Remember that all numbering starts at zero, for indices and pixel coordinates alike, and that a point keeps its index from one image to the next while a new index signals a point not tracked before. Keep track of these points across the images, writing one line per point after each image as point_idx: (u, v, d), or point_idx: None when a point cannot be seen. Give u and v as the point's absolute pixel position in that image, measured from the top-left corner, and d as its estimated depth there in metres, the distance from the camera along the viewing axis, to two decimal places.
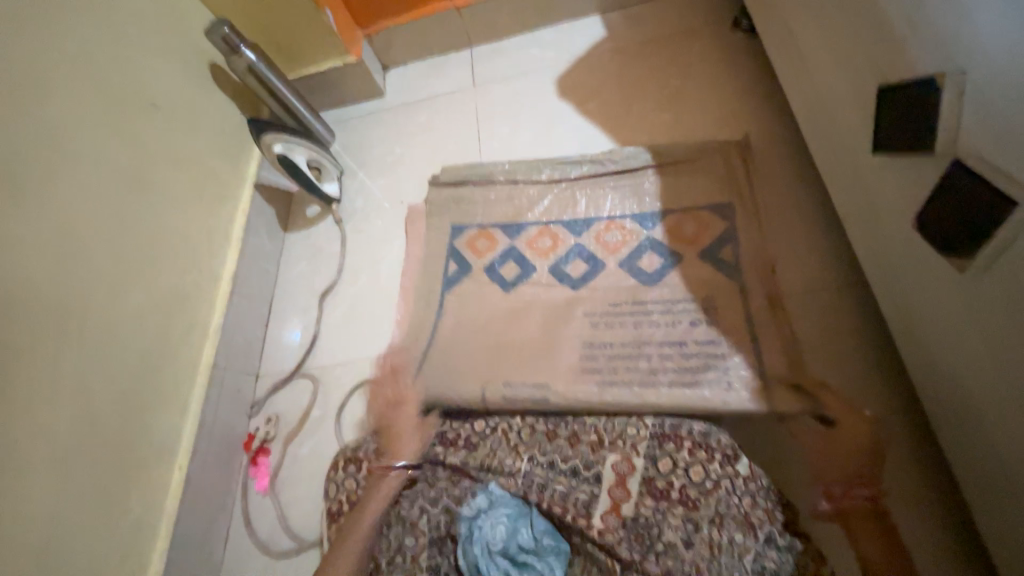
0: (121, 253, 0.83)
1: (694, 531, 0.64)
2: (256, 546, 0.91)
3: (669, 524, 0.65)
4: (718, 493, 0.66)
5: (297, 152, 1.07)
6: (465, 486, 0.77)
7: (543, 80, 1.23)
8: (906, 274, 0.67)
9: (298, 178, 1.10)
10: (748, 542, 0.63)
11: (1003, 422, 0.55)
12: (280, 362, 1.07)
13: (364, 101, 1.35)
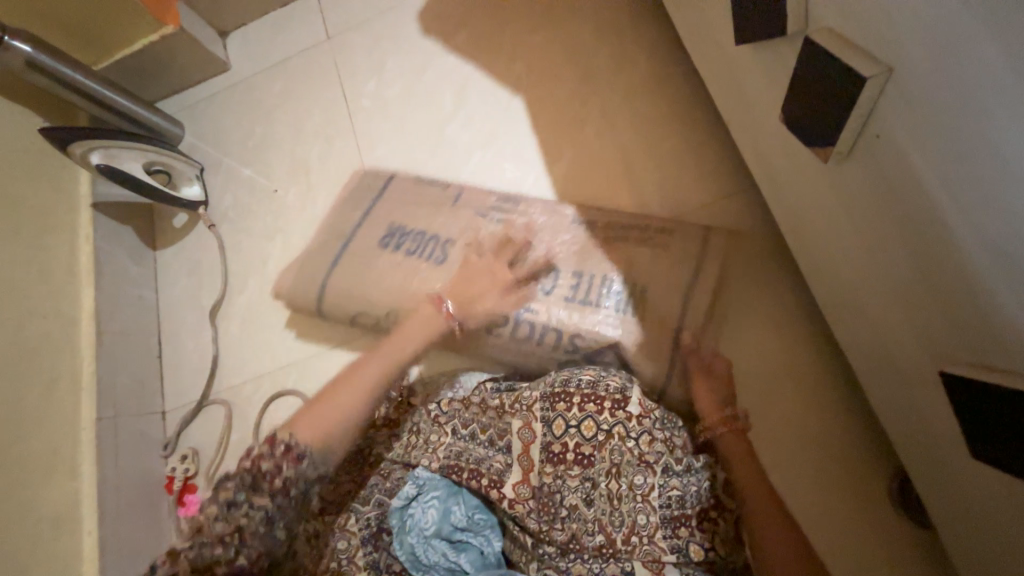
0: None
1: (591, 489, 0.65)
2: None
3: (569, 488, 0.65)
4: (612, 443, 0.65)
5: (126, 157, 0.91)
6: (396, 477, 0.73)
7: (404, 16, 1.06)
8: (802, 193, 0.60)
9: (141, 186, 0.94)
10: (649, 480, 0.63)
11: (901, 349, 0.52)
12: (184, 395, 0.97)
13: (207, 79, 1.16)
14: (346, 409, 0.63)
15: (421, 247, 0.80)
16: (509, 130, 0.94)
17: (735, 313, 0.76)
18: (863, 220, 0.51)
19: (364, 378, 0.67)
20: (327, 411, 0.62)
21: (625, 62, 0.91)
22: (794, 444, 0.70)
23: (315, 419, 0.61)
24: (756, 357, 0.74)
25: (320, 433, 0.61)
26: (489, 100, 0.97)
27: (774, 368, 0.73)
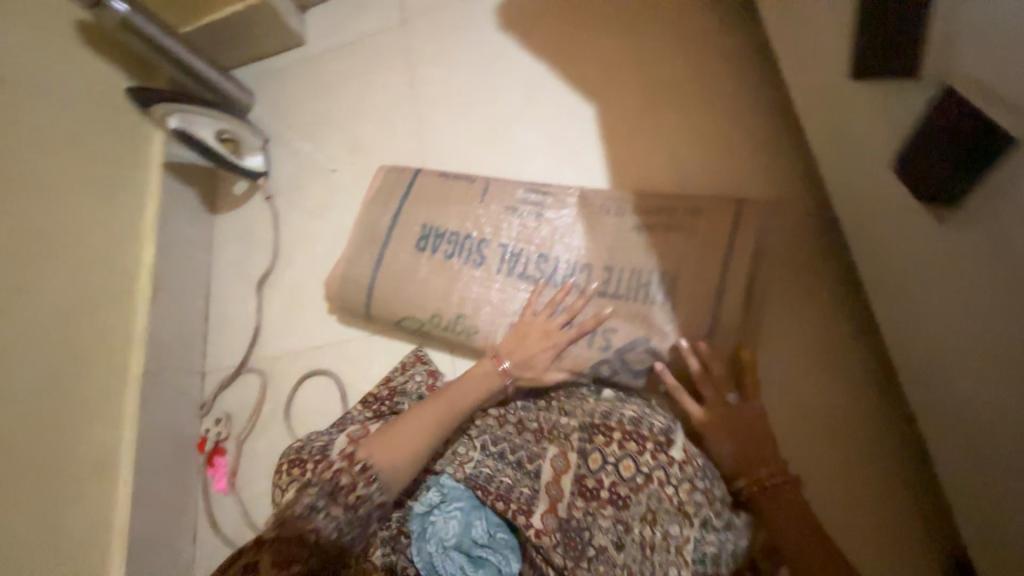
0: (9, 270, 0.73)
1: (624, 532, 0.62)
2: (220, 549, 0.89)
3: (599, 527, 0.63)
4: (650, 487, 0.63)
5: (201, 124, 0.94)
6: (418, 479, 0.72)
7: (481, 8, 1.04)
8: (899, 260, 0.56)
9: (210, 153, 0.97)
10: (685, 531, 0.60)
11: (997, 446, 0.48)
12: (224, 359, 1.00)
13: (283, 52, 1.17)
14: (411, 440, 0.64)
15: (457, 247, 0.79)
16: (577, 139, 0.90)
17: (790, 368, 0.73)
18: (971, 304, 0.46)
19: (428, 411, 0.67)
20: (397, 442, 0.64)
21: (711, 81, 0.86)
22: (839, 513, 0.68)
23: (386, 448, 0.63)
24: (810, 418, 0.71)
25: (389, 460, 0.63)
26: (560, 105, 0.93)
27: (829, 430, 0.70)
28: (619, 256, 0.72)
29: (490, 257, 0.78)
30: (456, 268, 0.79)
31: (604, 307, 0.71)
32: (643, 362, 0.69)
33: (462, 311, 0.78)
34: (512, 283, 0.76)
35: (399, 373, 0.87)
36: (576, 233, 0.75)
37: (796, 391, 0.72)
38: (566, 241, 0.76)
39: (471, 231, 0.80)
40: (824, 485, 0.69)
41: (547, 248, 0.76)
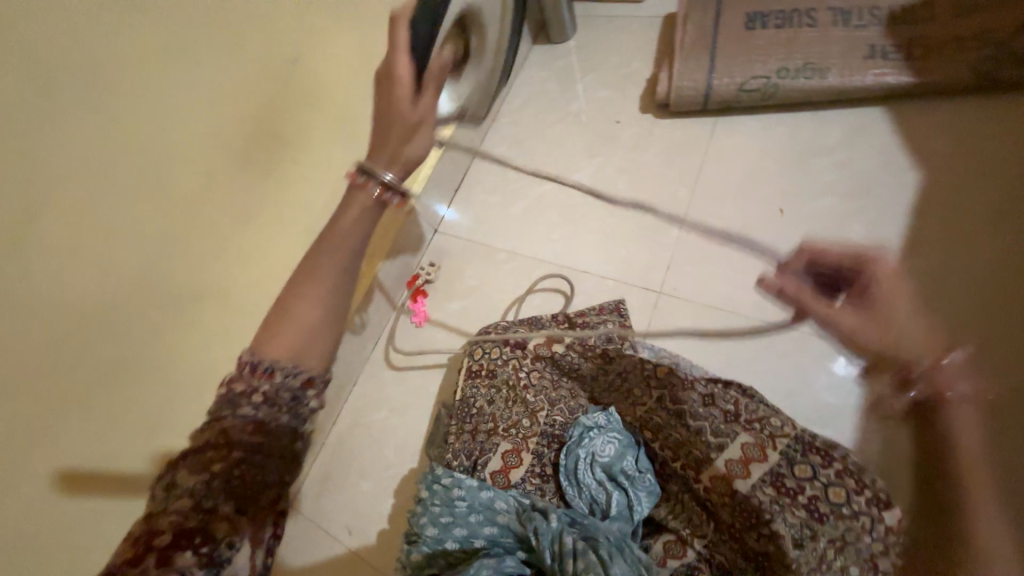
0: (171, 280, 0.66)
1: (808, 537, 0.61)
2: (387, 365, 1.06)
3: (784, 518, 0.63)
4: (855, 524, 0.60)
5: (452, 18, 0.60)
6: (581, 403, 0.80)
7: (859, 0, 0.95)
8: None
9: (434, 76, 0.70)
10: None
11: None
12: (455, 227, 1.14)
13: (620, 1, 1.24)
14: (308, 313, 0.47)
15: (756, 83, 0.96)
16: (881, 195, 0.88)
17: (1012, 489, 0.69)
18: None
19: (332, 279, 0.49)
20: (286, 323, 0.47)
21: None
22: None
23: (281, 335, 0.47)
24: None
25: (302, 349, 0.47)
26: (883, 157, 0.91)
27: None
28: (829, 66, 0.93)
29: (788, 76, 0.94)
30: (760, 71, 0.96)
31: (878, 76, 0.90)
32: (793, 54, 0.95)
33: (759, 81, 0.96)
34: (837, 73, 0.92)
35: (594, 311, 0.87)
36: (883, 63, 0.90)
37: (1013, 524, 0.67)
38: (874, 66, 0.91)
39: (771, 72, 0.95)
40: None
41: (863, 61, 0.91)
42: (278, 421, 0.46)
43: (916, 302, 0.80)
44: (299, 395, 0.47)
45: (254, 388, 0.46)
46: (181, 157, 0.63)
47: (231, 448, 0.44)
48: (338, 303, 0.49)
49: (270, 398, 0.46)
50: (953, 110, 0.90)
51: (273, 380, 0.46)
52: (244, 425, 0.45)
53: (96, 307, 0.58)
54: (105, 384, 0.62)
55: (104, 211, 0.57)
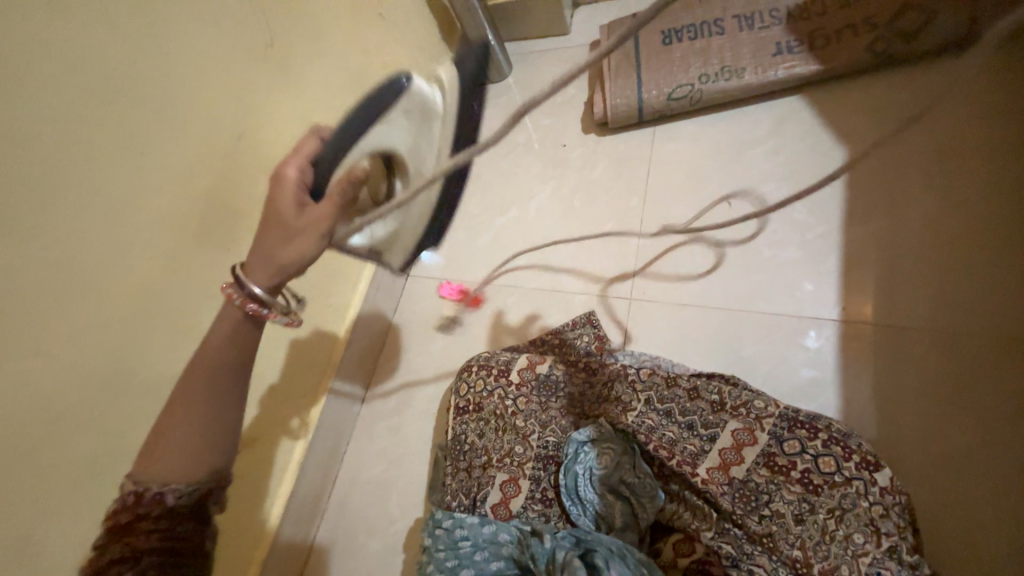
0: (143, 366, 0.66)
1: (807, 511, 0.63)
2: (377, 416, 1.06)
3: (781, 496, 0.65)
4: (847, 489, 0.63)
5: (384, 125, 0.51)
6: (572, 420, 0.80)
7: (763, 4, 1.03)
8: None
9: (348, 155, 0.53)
10: (866, 544, 0.60)
11: None
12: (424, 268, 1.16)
13: (547, 36, 1.33)
14: (183, 433, 0.46)
15: (680, 92, 1.04)
16: (813, 174, 0.94)
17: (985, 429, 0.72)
18: None
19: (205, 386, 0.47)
20: (165, 444, 0.46)
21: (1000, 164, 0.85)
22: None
23: (161, 457, 0.46)
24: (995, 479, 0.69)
25: (190, 461, 0.46)
26: (808, 139, 0.97)
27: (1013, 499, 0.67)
28: (742, 67, 1.00)
29: (708, 80, 1.02)
30: (681, 80, 1.03)
31: (788, 69, 0.98)
32: (708, 61, 1.02)
33: (683, 89, 1.03)
34: (751, 72, 1.00)
35: (569, 327, 0.90)
36: (790, 56, 0.98)
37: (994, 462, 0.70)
38: (783, 61, 0.99)
39: (691, 79, 1.03)
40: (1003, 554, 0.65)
41: (773, 58, 0.99)
42: (180, 528, 0.45)
43: (861, 268, 0.85)
44: (197, 501, 0.46)
45: (143, 509, 0.44)
46: (140, 247, 0.65)
47: (140, 556, 0.43)
48: (220, 409, 0.47)
49: (164, 510, 0.44)
50: (859, 88, 0.98)
51: (162, 497, 0.44)
52: (147, 538, 0.43)
53: (67, 405, 0.58)
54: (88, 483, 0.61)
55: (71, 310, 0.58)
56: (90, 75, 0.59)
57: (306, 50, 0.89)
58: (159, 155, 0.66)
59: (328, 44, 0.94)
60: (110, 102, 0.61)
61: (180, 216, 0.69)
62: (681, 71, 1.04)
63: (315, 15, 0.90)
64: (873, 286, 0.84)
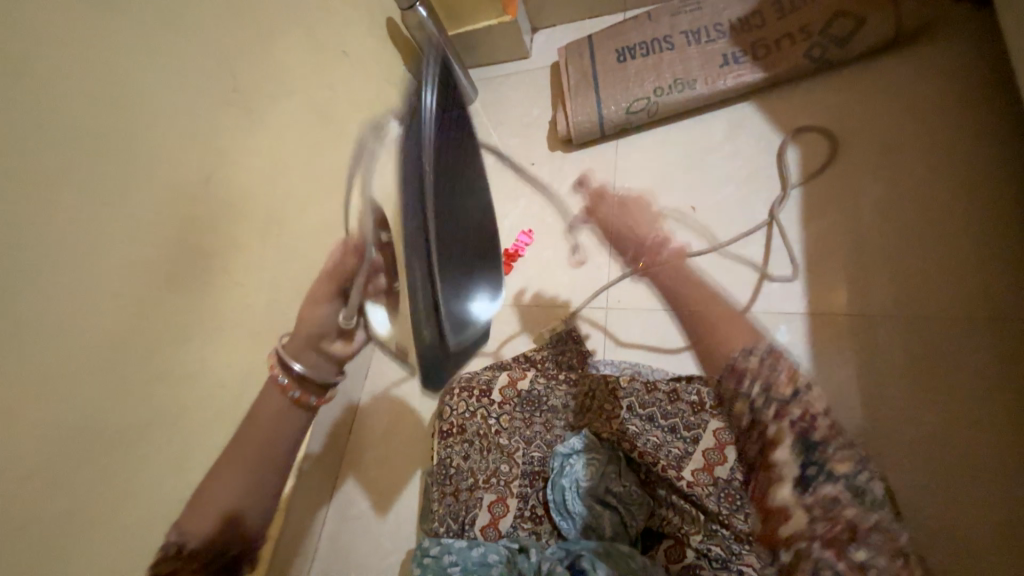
0: (119, 415, 0.65)
1: (791, 504, 0.64)
2: (366, 446, 1.04)
3: (763, 492, 0.66)
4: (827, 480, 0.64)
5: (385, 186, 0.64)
6: (557, 432, 0.80)
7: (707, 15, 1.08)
8: None
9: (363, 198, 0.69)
10: (849, 534, 0.61)
11: None
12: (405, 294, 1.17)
13: (508, 61, 1.38)
14: None
15: (637, 106, 1.08)
16: (771, 174, 0.98)
17: (951, 404, 0.74)
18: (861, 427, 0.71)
19: None
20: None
21: (941, 154, 0.90)
22: (988, 546, 0.67)
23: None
24: (964, 451, 0.72)
25: None
26: (762, 142, 1.02)
27: (985, 468, 0.70)
28: (694, 78, 1.05)
29: (662, 93, 1.07)
30: (638, 94, 1.08)
31: (736, 78, 1.04)
32: (661, 75, 1.07)
33: (639, 102, 1.08)
34: (704, 81, 1.04)
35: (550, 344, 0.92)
36: (736, 66, 1.04)
37: (963, 435, 0.72)
38: (730, 70, 1.04)
39: (647, 93, 1.07)
40: (979, 524, 0.68)
41: (720, 68, 1.04)
42: None
43: (824, 259, 0.88)
44: None
45: None
46: (112, 293, 0.65)
47: None
48: None
49: None
50: (803, 91, 1.03)
51: None
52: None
53: (41, 463, 0.57)
54: (66, 541, 0.59)
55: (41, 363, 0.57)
56: (57, 131, 0.60)
57: (271, 90, 0.91)
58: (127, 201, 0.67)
59: (293, 84, 0.97)
60: (76, 155, 0.62)
61: (152, 261, 0.69)
62: (636, 86, 1.08)
63: (278, 57, 0.93)
64: (837, 275, 0.87)
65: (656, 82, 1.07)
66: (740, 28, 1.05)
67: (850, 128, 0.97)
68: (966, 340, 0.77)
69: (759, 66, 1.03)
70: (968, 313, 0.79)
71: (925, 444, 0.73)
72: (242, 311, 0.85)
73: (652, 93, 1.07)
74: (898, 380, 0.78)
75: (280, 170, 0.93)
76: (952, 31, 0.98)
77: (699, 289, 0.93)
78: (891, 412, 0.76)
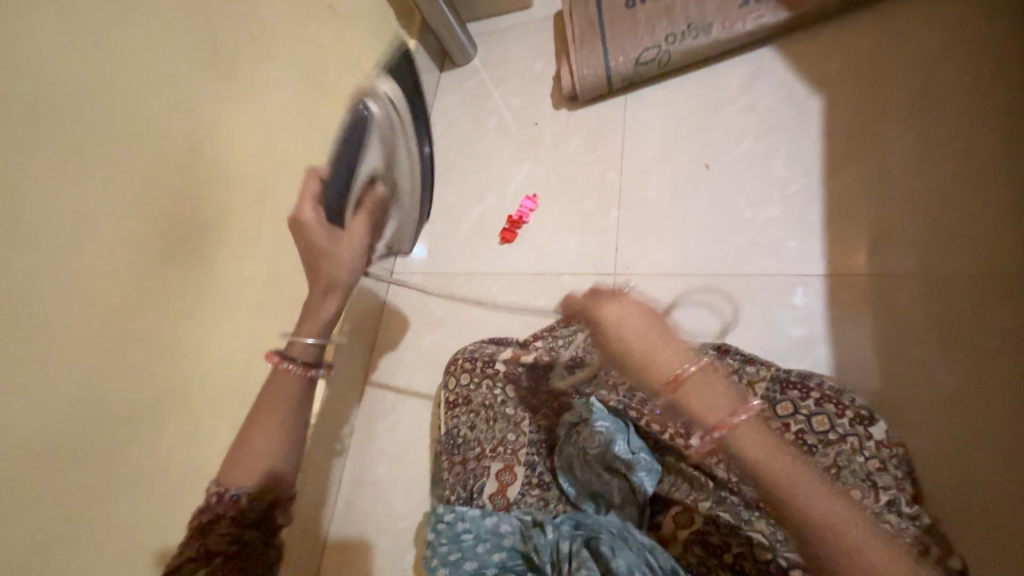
0: (124, 389, 0.65)
1: None
2: (375, 418, 1.05)
3: None
4: (841, 446, 0.63)
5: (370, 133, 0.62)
6: (564, 403, 0.79)
7: None
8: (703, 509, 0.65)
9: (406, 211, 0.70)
10: (865, 501, 0.60)
11: None
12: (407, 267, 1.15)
13: (508, 12, 1.29)
14: (273, 450, 0.55)
15: (649, 57, 1.00)
16: (792, 127, 0.91)
17: (979, 364, 0.71)
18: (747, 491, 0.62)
19: (280, 409, 0.57)
20: (249, 451, 0.55)
21: (982, 96, 0.82)
22: (1007, 502, 0.65)
23: (242, 464, 0.54)
24: (987, 410, 0.69)
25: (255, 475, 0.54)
26: (784, 91, 0.94)
27: (1006, 426, 0.68)
28: (710, 21, 0.97)
29: (675, 41, 0.98)
30: (649, 43, 1.00)
31: (757, 19, 0.95)
32: (675, 21, 0.99)
33: (652, 53, 1.00)
34: (721, 25, 0.96)
35: (563, 324, 0.88)
36: (757, 6, 0.95)
37: (985, 393, 0.69)
38: (749, 12, 0.95)
39: (658, 41, 0.99)
40: (997, 481, 0.66)
41: (740, 9, 0.95)
42: (254, 531, 0.52)
43: (846, 216, 0.83)
44: (279, 507, 0.54)
45: (219, 514, 0.51)
46: (106, 268, 0.63)
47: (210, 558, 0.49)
48: (285, 430, 0.57)
49: (236, 518, 0.51)
50: (831, 31, 0.94)
51: (235, 503, 0.52)
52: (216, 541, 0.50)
53: (51, 437, 0.57)
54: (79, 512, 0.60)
55: (39, 338, 0.56)
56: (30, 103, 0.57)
57: (255, 51, 0.86)
58: (113, 174, 0.64)
59: (278, 44, 0.91)
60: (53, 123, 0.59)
61: (145, 237, 0.68)
62: (647, 36, 1.00)
63: (261, 13, 0.87)
64: (861, 233, 0.81)
65: (668, 28, 0.99)
66: None
67: (881, 71, 0.89)
68: (998, 297, 0.73)
69: (781, 5, 0.94)
70: (1000, 267, 0.74)
71: (946, 404, 0.71)
72: (241, 285, 0.83)
73: (664, 40, 0.99)
74: (922, 342, 0.74)
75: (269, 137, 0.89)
76: None
77: (713, 253, 0.88)
78: (911, 374, 0.73)
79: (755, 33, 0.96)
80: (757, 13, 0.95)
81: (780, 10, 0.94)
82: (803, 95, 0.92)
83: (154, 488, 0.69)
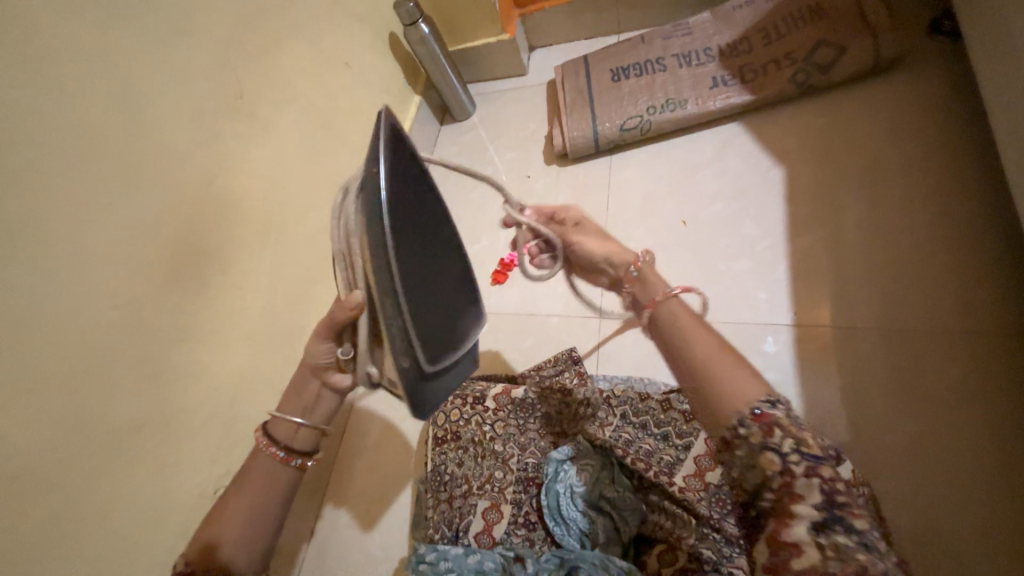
0: (112, 414, 0.65)
1: None
2: (357, 454, 1.04)
3: None
4: None
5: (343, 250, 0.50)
6: (552, 441, 0.81)
7: (697, 40, 1.13)
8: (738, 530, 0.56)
9: (431, 331, 0.52)
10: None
11: None
12: None
13: (506, 77, 1.42)
14: (244, 537, 0.53)
15: (632, 124, 1.12)
16: (758, 191, 1.02)
17: (930, 410, 0.77)
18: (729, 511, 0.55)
19: (258, 487, 0.54)
20: (222, 532, 0.52)
21: (916, 175, 0.95)
22: (965, 542, 0.69)
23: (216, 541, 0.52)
24: (941, 453, 0.75)
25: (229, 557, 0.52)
26: (750, 160, 1.06)
27: (959, 469, 0.73)
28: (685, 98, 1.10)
29: (655, 112, 1.11)
30: (632, 113, 1.12)
31: (726, 99, 1.08)
32: (655, 95, 1.12)
33: (635, 121, 1.12)
34: (695, 102, 1.09)
35: (549, 365, 0.89)
36: (724, 88, 1.09)
37: (938, 438, 0.76)
38: (719, 92, 1.09)
39: (641, 112, 1.12)
40: (955, 522, 0.71)
41: (711, 90, 1.09)
42: None
43: (808, 272, 0.92)
44: None
45: None
46: (113, 293, 0.65)
47: None
48: (264, 515, 0.54)
49: None
50: (788, 113, 1.09)
51: None
52: None
53: (33, 461, 0.56)
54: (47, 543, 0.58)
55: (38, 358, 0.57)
56: (64, 136, 0.61)
57: (273, 98, 0.93)
58: (132, 204, 0.68)
59: (294, 92, 0.99)
60: (82, 154, 0.63)
61: (148, 262, 0.69)
62: (631, 106, 1.13)
63: (282, 66, 0.95)
64: (821, 288, 0.90)
65: (649, 101, 1.12)
66: (727, 54, 1.11)
67: (832, 149, 1.02)
68: (944, 351, 0.81)
69: (745, 89, 1.08)
70: (942, 322, 0.83)
71: (905, 447, 0.76)
72: (237, 314, 0.85)
73: (646, 111, 1.11)
74: (881, 389, 0.81)
75: (279, 175, 0.94)
76: (924, 60, 1.05)
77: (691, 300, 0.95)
78: (873, 419, 0.79)
79: (724, 110, 1.09)
80: (725, 94, 1.09)
81: (744, 93, 1.08)
82: (766, 165, 1.05)
83: (127, 521, 0.66)
